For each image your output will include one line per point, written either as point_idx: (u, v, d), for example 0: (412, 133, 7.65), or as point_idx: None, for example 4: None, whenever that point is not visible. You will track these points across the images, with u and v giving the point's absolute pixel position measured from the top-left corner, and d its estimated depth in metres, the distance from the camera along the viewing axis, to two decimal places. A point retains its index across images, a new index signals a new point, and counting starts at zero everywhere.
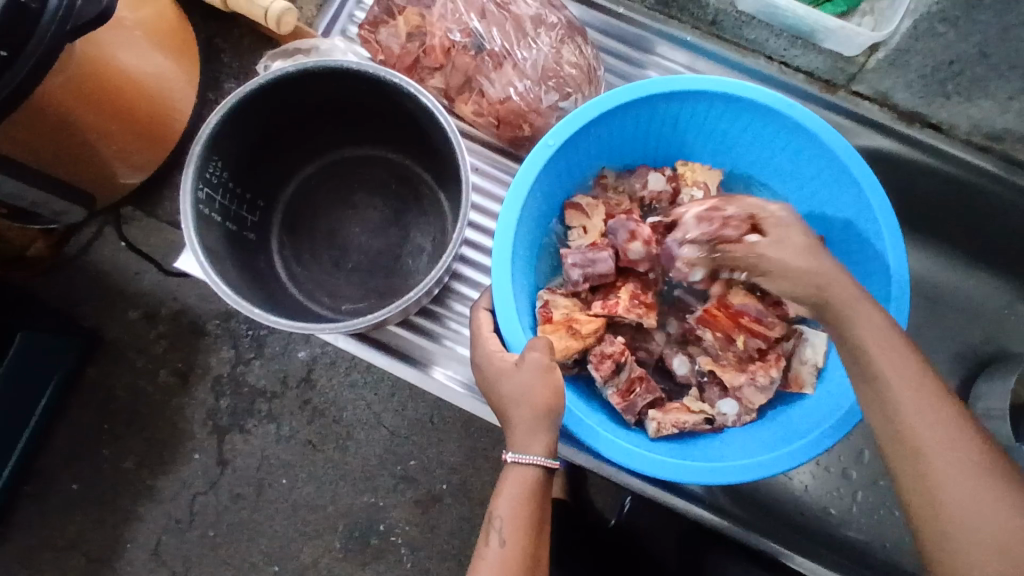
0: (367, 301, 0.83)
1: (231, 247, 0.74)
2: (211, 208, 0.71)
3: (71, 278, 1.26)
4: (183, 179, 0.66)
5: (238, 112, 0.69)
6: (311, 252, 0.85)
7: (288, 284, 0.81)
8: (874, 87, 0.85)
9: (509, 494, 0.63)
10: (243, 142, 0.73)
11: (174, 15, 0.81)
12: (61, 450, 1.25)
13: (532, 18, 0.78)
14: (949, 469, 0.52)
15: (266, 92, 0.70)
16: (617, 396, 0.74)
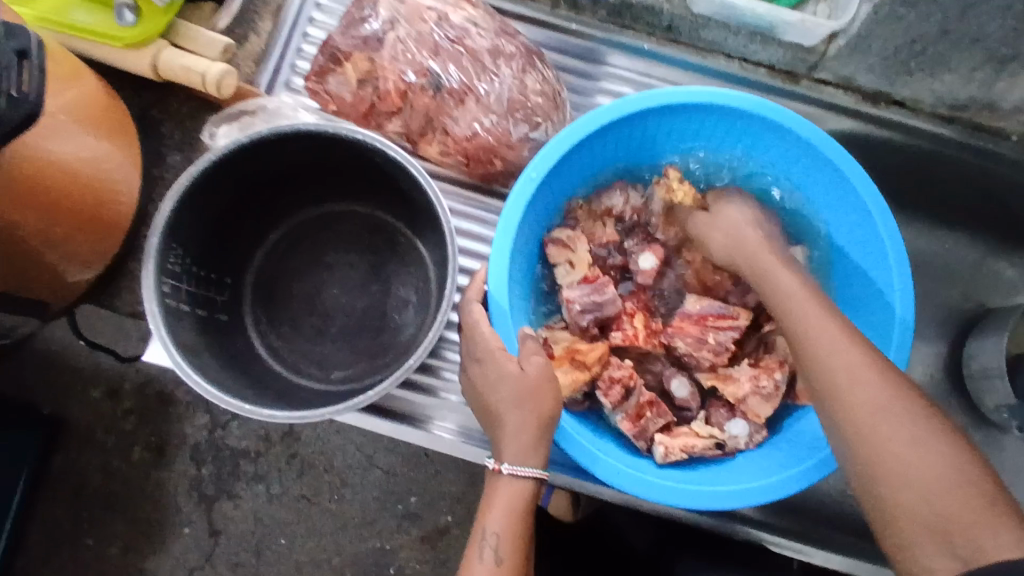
0: (358, 365, 0.78)
1: (206, 334, 0.69)
2: (178, 298, 0.65)
3: (21, 365, 1.17)
4: (146, 271, 0.61)
5: (194, 193, 0.64)
6: (290, 322, 0.80)
7: (271, 361, 0.77)
8: (837, 74, 0.85)
9: (502, 508, 0.59)
10: (203, 222, 0.68)
11: (106, 95, 0.74)
12: (37, 545, 1.17)
13: (488, 51, 0.75)
14: (891, 422, 0.51)
15: (221, 168, 0.65)
16: (628, 422, 0.71)
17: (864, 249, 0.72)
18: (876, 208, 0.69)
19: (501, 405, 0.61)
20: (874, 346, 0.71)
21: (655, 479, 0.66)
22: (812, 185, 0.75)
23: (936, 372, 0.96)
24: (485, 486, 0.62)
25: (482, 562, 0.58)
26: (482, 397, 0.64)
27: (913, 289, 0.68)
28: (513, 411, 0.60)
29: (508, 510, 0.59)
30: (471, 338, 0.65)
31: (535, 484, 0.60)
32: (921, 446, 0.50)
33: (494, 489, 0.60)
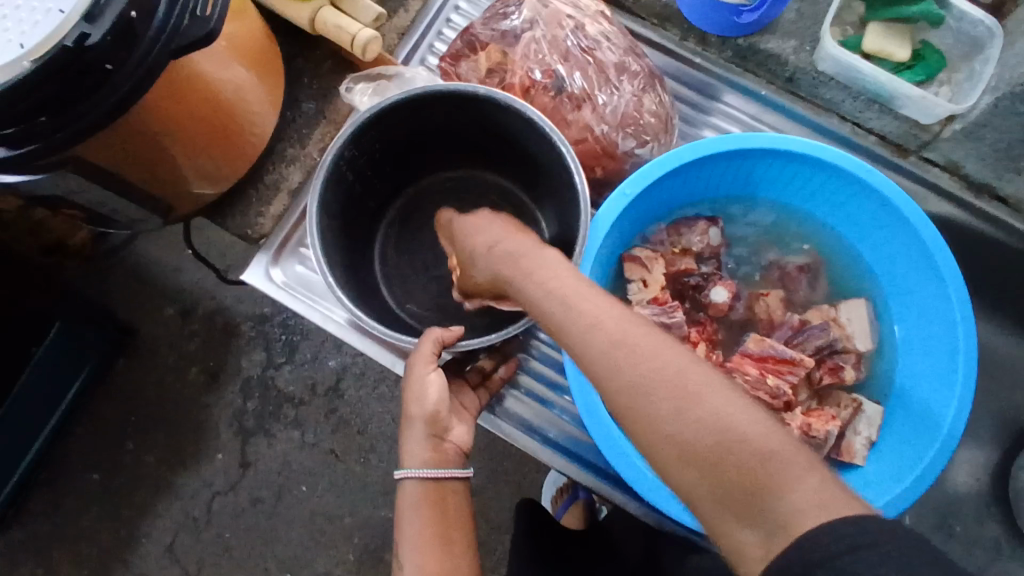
0: (433, 312, 0.84)
1: (348, 270, 0.76)
2: (330, 233, 0.72)
3: (112, 269, 1.28)
4: (309, 207, 0.68)
5: (351, 142, 0.70)
6: (401, 275, 0.86)
7: (382, 283, 0.84)
8: (945, 156, 0.86)
9: (408, 512, 0.69)
10: (347, 178, 0.74)
11: (263, 36, 0.81)
12: (82, 437, 1.27)
13: (615, 65, 0.80)
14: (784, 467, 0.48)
15: (376, 122, 0.71)
16: None
17: (931, 328, 0.73)
18: (953, 287, 0.69)
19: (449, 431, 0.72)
20: (923, 427, 0.71)
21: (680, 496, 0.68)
22: (894, 254, 0.76)
23: (981, 480, 0.94)
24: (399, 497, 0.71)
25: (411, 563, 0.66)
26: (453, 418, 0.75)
27: (976, 373, 0.68)
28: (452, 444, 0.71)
29: (419, 516, 0.68)
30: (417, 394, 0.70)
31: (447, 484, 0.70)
32: None
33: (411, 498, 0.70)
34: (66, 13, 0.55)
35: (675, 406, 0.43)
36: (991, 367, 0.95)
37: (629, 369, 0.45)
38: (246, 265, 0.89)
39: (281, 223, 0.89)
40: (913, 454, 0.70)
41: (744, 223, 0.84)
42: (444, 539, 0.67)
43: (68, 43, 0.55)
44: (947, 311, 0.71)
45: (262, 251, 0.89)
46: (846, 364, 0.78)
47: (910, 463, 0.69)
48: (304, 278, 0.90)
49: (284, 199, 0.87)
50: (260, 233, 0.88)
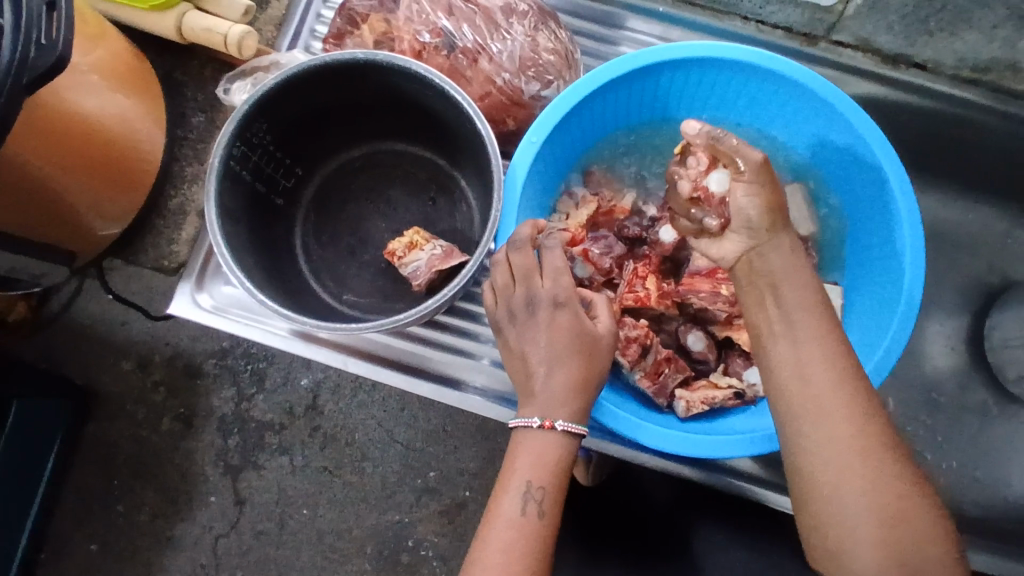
0: (372, 298, 0.80)
1: (272, 278, 0.73)
2: (241, 244, 0.69)
3: (56, 338, 1.22)
4: (210, 218, 0.65)
5: (234, 146, 0.67)
6: (330, 271, 0.81)
7: (312, 281, 0.80)
8: (855, 34, 0.84)
9: (539, 462, 0.60)
10: (248, 181, 0.71)
11: (131, 55, 0.75)
12: (69, 513, 1.22)
13: (502, 9, 0.76)
14: (860, 437, 0.52)
15: (257, 116, 0.68)
16: (647, 380, 0.71)
17: (872, 200, 0.72)
18: (880, 150, 0.68)
19: (533, 355, 0.61)
20: (883, 300, 0.70)
21: (654, 426, 0.66)
22: (819, 136, 0.75)
23: (959, 348, 0.94)
24: (516, 440, 0.62)
25: (524, 515, 0.59)
26: (510, 341, 0.64)
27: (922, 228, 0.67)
28: (541, 389, 0.61)
29: (548, 468, 0.60)
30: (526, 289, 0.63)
31: (576, 442, 0.61)
32: (898, 473, 0.52)
33: (535, 443, 0.60)
34: None
35: (861, 471, 0.52)
36: (952, 234, 0.95)
37: (856, 454, 0.52)
38: (171, 296, 0.82)
39: (197, 246, 0.84)
40: (877, 331, 0.69)
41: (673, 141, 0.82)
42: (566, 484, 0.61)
43: None
44: (879, 179, 0.70)
45: (184, 278, 0.83)
46: None
47: (875, 341, 0.69)
48: (236, 297, 0.83)
49: (194, 221, 0.84)
50: (176, 261, 0.85)
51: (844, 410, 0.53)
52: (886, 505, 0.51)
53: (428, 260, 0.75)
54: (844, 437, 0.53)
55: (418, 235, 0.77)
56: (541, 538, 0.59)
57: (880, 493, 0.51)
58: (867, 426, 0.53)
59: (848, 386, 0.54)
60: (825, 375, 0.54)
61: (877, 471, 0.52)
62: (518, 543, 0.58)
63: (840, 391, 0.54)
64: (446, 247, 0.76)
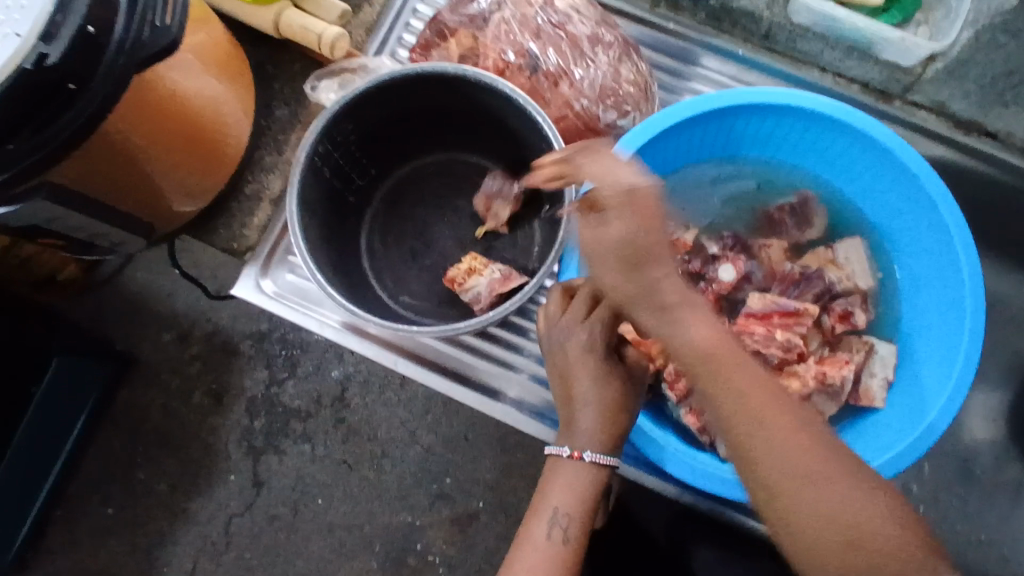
0: (427, 302, 0.82)
1: (334, 267, 0.75)
2: (314, 234, 0.71)
3: (103, 301, 1.27)
4: (290, 208, 0.67)
5: (321, 142, 0.69)
6: (390, 272, 0.83)
7: (372, 280, 0.82)
8: (931, 97, 0.85)
9: (568, 489, 0.62)
10: (326, 176, 0.74)
11: (230, 45, 0.79)
12: (92, 472, 1.25)
13: (588, 37, 0.78)
14: (794, 448, 0.49)
15: (342, 117, 0.70)
16: (693, 417, 0.71)
17: (935, 260, 0.73)
18: (949, 214, 0.69)
19: (579, 378, 0.62)
20: (939, 363, 0.70)
21: (692, 462, 0.66)
22: (885, 190, 0.76)
23: (997, 421, 0.93)
24: (548, 465, 0.64)
25: (548, 539, 0.61)
26: (556, 366, 0.65)
27: (984, 297, 0.68)
28: (588, 410, 0.61)
29: (574, 496, 0.62)
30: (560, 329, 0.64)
31: (607, 472, 0.63)
32: (844, 475, 0.48)
33: (566, 472, 0.62)
34: (21, 36, 0.53)
35: (806, 509, 0.48)
36: (1002, 307, 0.94)
37: (792, 462, 0.48)
38: (236, 278, 0.86)
39: (266, 232, 0.87)
40: (930, 395, 0.69)
41: (738, 178, 0.83)
42: (591, 513, 0.63)
43: (28, 66, 0.53)
44: (946, 240, 0.70)
45: (250, 263, 0.86)
46: (856, 308, 0.77)
47: (925, 401, 0.69)
48: (296, 286, 0.86)
49: (267, 208, 0.87)
50: (244, 245, 0.86)
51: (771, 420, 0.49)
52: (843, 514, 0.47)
53: (488, 284, 0.77)
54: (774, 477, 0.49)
55: (477, 261, 0.79)
56: (567, 565, 0.61)
57: (832, 503, 0.48)
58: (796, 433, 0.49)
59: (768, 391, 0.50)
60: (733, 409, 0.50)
61: (824, 506, 0.47)
62: (542, 566, 0.60)
63: (763, 398, 0.50)
64: (505, 271, 0.78)
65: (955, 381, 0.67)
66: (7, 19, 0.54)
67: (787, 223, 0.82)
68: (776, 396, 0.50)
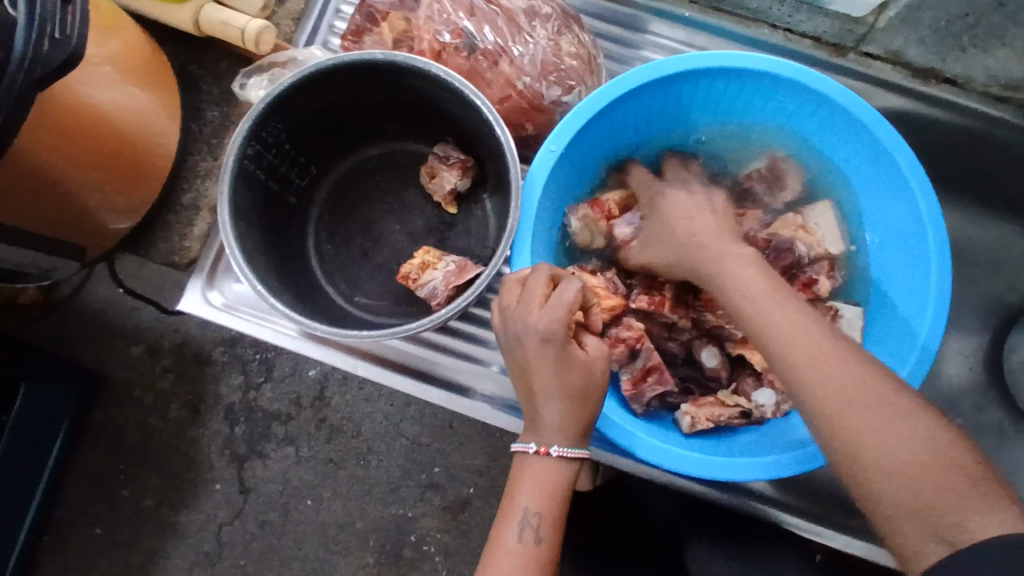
0: (383, 302, 0.79)
1: (281, 275, 0.72)
2: (254, 243, 0.68)
3: (66, 320, 1.23)
4: (223, 219, 0.64)
5: (249, 144, 0.65)
6: (342, 272, 0.80)
7: (324, 283, 0.79)
8: (886, 47, 0.82)
9: (539, 488, 0.59)
10: (260, 180, 0.70)
11: (148, 48, 0.74)
12: (76, 496, 1.23)
13: (525, 11, 0.74)
14: (849, 404, 0.48)
15: (271, 116, 0.67)
16: (629, 382, 0.70)
17: (897, 217, 0.71)
18: (909, 167, 0.67)
19: (539, 380, 0.59)
20: (908, 320, 0.69)
21: (658, 442, 0.65)
22: (842, 147, 0.73)
23: (976, 364, 0.92)
24: (517, 462, 0.62)
25: (521, 542, 0.59)
26: (514, 360, 0.61)
27: (950, 251, 0.66)
28: (553, 404, 0.59)
29: (547, 496, 0.59)
30: (517, 319, 0.60)
31: (578, 465, 0.61)
32: (914, 424, 0.46)
33: (533, 470, 0.60)
34: None
35: (896, 473, 0.45)
36: (973, 250, 0.93)
37: (849, 423, 0.47)
38: (180, 292, 0.82)
39: (209, 243, 0.83)
40: (899, 354, 0.68)
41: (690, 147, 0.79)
42: (564, 508, 0.60)
43: None
44: (907, 194, 0.68)
45: (195, 275, 0.82)
46: (821, 276, 0.74)
47: (897, 363, 0.68)
48: (244, 297, 0.82)
49: (207, 217, 0.83)
50: (187, 258, 0.83)
51: (807, 390, 0.50)
52: (900, 471, 0.45)
53: (444, 277, 0.74)
54: (853, 448, 0.47)
55: (429, 255, 0.76)
56: (541, 567, 0.59)
57: (889, 458, 0.46)
58: (834, 392, 0.48)
59: (805, 360, 0.50)
60: (840, 386, 0.48)
61: (897, 464, 0.45)
62: (516, 572, 0.58)
63: (816, 364, 0.50)
64: (459, 261, 0.75)
65: (924, 338, 0.66)
66: None
67: (760, 190, 0.79)
68: (820, 360, 0.50)
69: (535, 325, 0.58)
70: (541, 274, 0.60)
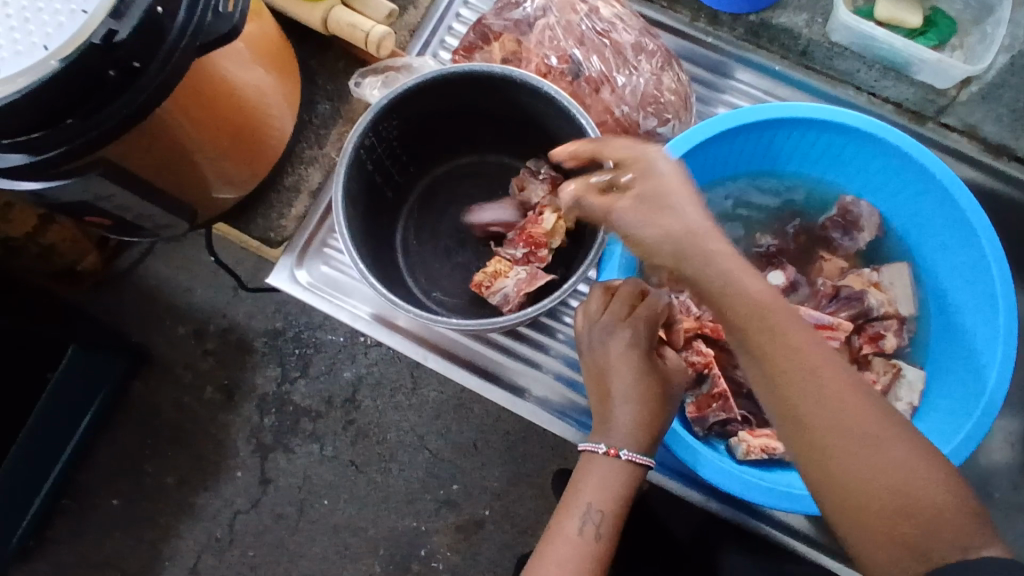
0: (462, 298, 0.83)
1: (373, 260, 0.76)
2: (355, 225, 0.72)
3: (121, 292, 1.27)
4: (336, 200, 0.68)
5: (365, 136, 0.70)
6: (423, 267, 0.85)
7: (406, 275, 0.83)
8: (964, 120, 0.87)
9: (603, 487, 0.62)
10: (368, 170, 0.75)
11: (278, 36, 0.80)
12: (100, 463, 1.25)
13: (632, 45, 0.80)
14: (845, 427, 0.48)
15: (389, 112, 0.72)
16: (693, 406, 0.74)
17: (967, 280, 0.73)
18: (983, 233, 0.69)
19: (616, 384, 0.62)
20: (968, 384, 0.71)
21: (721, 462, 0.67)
22: (923, 211, 0.76)
23: (1016, 448, 0.93)
24: (583, 463, 0.64)
25: (581, 535, 0.61)
26: (593, 365, 0.65)
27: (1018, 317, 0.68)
28: (626, 407, 0.62)
29: (611, 497, 0.61)
30: (599, 324, 0.64)
31: (642, 471, 0.63)
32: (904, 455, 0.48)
33: (596, 470, 0.62)
34: (89, 12, 0.54)
35: (888, 506, 0.47)
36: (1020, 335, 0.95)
37: (844, 437, 0.48)
38: (272, 268, 0.89)
39: (305, 223, 0.89)
40: (959, 414, 0.70)
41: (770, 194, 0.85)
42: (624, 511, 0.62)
43: (96, 41, 0.54)
44: (980, 261, 0.71)
45: (287, 253, 0.89)
46: (887, 333, 0.78)
47: (958, 421, 0.69)
48: (330, 278, 0.90)
49: (305, 199, 0.88)
50: (281, 236, 0.88)
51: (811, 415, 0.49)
52: (898, 495, 0.47)
53: (515, 285, 0.77)
54: (847, 468, 0.48)
55: (501, 264, 0.79)
56: (598, 561, 0.60)
57: (882, 479, 0.47)
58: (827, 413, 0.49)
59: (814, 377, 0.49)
60: (829, 422, 0.48)
61: (890, 488, 0.47)
62: (574, 562, 0.59)
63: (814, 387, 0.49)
64: (531, 270, 0.78)
65: (986, 398, 0.67)
66: None
67: (838, 238, 0.82)
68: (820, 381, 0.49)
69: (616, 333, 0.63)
70: (631, 287, 0.64)
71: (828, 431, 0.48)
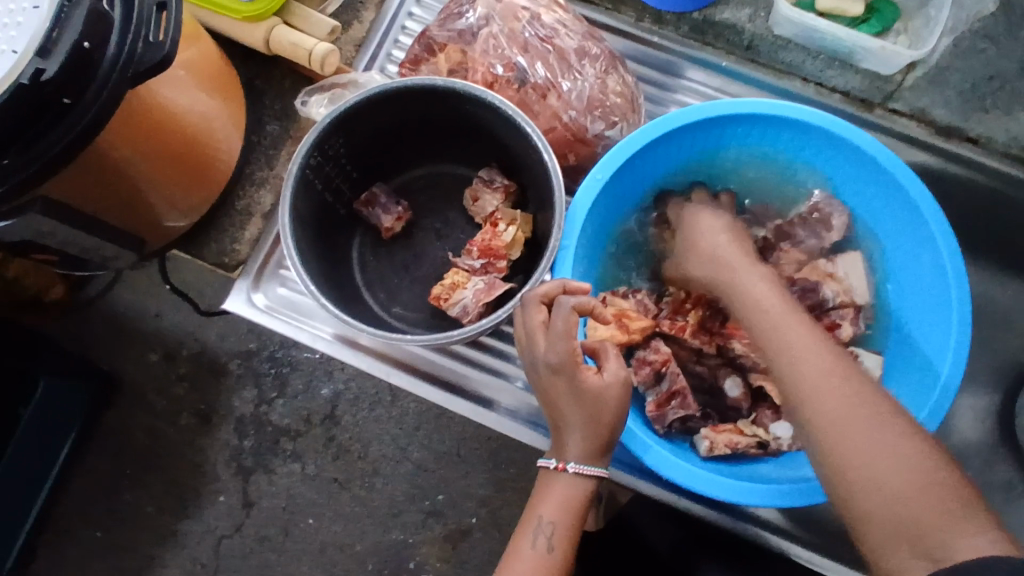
0: (421, 314, 0.83)
1: (329, 281, 0.75)
2: (308, 246, 0.71)
3: (89, 321, 1.25)
4: (284, 223, 0.67)
5: (311, 155, 0.70)
6: (382, 282, 0.84)
7: (364, 292, 0.83)
8: (911, 104, 0.88)
9: (556, 501, 0.62)
10: (317, 189, 0.74)
11: (219, 59, 0.79)
12: (77, 496, 1.23)
13: (576, 50, 0.80)
14: (855, 421, 0.52)
15: (335, 130, 0.71)
16: (653, 404, 0.73)
17: (918, 265, 0.74)
18: (932, 217, 0.70)
19: (563, 398, 0.62)
20: (926, 366, 0.72)
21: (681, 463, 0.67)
22: (876, 200, 0.77)
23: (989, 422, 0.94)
24: (540, 477, 0.64)
25: (534, 549, 0.62)
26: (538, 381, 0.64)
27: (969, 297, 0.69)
28: (575, 420, 0.61)
29: (565, 512, 0.62)
30: (528, 345, 0.63)
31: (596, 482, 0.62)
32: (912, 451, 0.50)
33: (551, 484, 0.63)
34: (18, 52, 0.53)
35: (887, 492, 0.49)
36: None
37: (844, 427, 0.52)
38: (227, 293, 0.86)
39: (258, 245, 0.87)
40: (918, 397, 0.70)
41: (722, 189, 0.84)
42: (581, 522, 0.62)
43: (25, 81, 0.53)
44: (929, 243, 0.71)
45: (242, 277, 0.86)
46: (843, 321, 0.78)
47: (917, 403, 0.70)
48: (289, 300, 0.86)
49: (257, 222, 0.88)
50: (235, 259, 0.88)
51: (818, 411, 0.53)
52: (898, 490, 0.49)
53: (474, 295, 0.77)
54: (854, 458, 0.51)
55: (459, 276, 0.79)
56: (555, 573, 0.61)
57: (892, 473, 0.49)
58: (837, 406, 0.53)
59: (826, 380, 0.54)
60: (836, 414, 0.53)
61: (893, 475, 0.49)
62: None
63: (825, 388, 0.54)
64: (488, 280, 0.78)
65: (943, 378, 0.68)
66: (5, 37, 0.54)
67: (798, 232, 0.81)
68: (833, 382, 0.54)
69: (541, 353, 0.62)
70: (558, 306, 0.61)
71: (835, 425, 0.52)
